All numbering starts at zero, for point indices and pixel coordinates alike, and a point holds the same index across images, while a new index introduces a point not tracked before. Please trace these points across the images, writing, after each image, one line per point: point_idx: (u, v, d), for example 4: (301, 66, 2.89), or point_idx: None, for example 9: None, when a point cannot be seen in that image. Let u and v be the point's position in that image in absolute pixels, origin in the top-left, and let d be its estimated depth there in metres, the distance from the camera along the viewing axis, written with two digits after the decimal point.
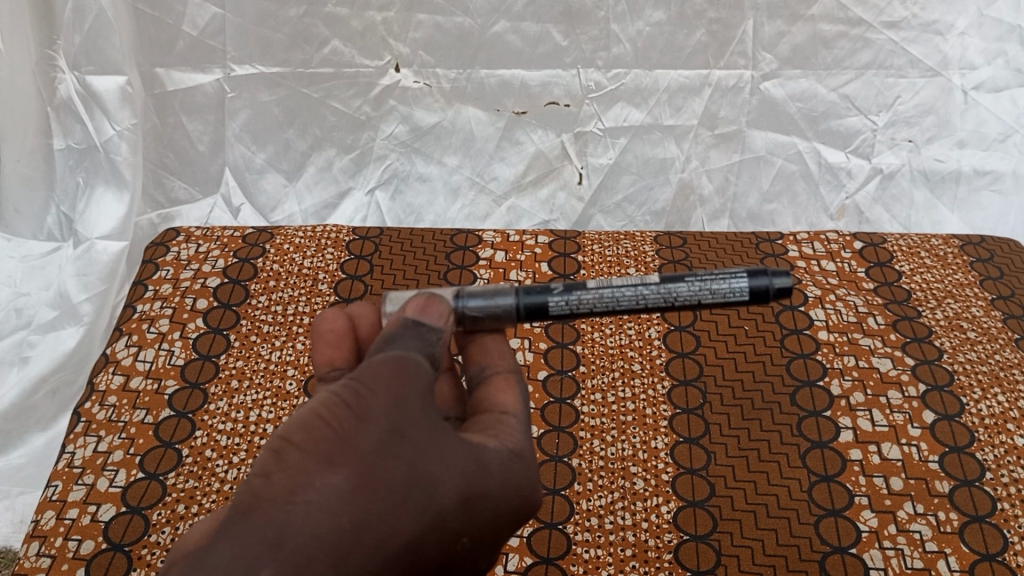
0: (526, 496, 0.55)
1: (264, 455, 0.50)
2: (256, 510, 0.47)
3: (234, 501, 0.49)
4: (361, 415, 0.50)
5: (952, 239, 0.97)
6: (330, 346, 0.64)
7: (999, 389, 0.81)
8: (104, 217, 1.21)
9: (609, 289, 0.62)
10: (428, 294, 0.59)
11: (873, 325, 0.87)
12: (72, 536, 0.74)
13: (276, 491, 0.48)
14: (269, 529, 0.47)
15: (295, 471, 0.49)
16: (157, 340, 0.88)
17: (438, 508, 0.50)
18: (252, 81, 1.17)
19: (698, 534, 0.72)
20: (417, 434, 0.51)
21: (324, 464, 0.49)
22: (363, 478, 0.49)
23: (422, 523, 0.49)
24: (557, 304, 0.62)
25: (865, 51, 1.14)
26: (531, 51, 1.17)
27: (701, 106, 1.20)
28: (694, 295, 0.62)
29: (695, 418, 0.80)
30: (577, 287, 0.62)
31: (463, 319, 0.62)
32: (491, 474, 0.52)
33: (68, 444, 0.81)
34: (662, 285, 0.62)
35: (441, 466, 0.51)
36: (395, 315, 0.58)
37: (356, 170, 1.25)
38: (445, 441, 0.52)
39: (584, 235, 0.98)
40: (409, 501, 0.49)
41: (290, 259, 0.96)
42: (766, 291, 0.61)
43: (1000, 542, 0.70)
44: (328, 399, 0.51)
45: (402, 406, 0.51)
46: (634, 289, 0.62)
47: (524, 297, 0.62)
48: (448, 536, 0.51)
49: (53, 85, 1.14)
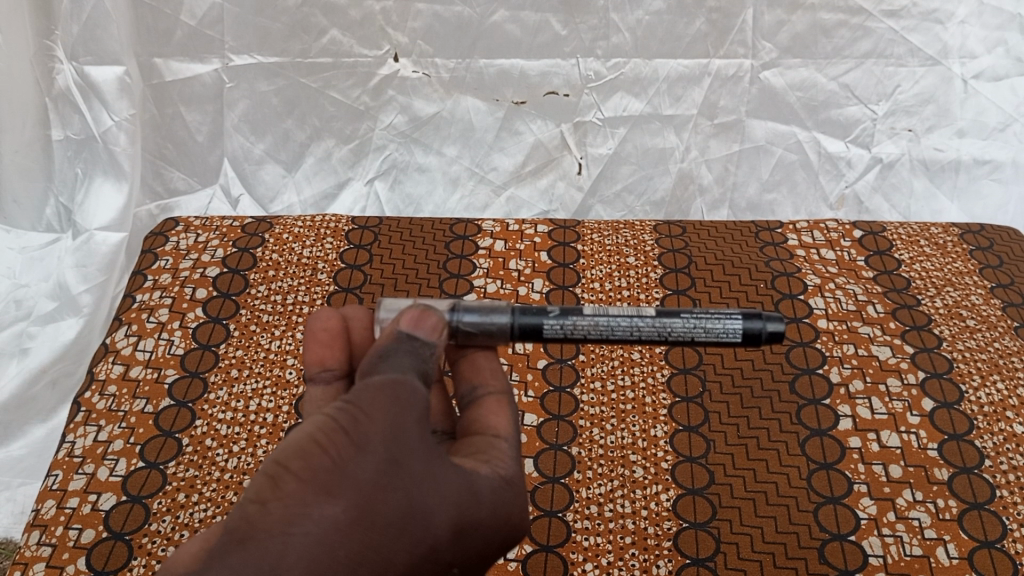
0: (515, 522, 0.55)
1: (257, 479, 0.49)
2: (252, 541, 0.47)
3: (226, 526, 0.48)
4: (360, 443, 0.49)
5: (951, 228, 0.97)
6: (322, 346, 0.65)
7: (998, 376, 0.81)
8: (105, 207, 1.20)
9: (604, 317, 0.63)
10: (421, 306, 0.59)
11: (872, 313, 0.87)
12: (73, 525, 0.74)
13: (272, 521, 0.47)
14: (265, 562, 0.46)
15: (292, 501, 0.48)
16: (156, 330, 0.88)
17: (432, 540, 0.50)
18: (250, 72, 1.17)
19: (697, 522, 0.72)
20: (415, 464, 0.50)
21: (321, 495, 0.48)
22: (361, 510, 0.48)
23: (416, 555, 0.50)
24: (551, 327, 0.63)
25: (865, 40, 1.14)
26: (531, 40, 1.16)
27: (701, 96, 1.19)
28: (688, 331, 0.63)
29: (694, 407, 0.80)
30: (573, 312, 0.63)
31: (457, 333, 0.63)
32: (484, 503, 0.53)
33: (68, 433, 0.81)
34: (657, 319, 0.63)
35: (436, 497, 0.51)
36: (388, 328, 0.57)
37: (355, 160, 1.25)
38: (441, 470, 0.51)
39: (583, 224, 0.98)
40: (404, 534, 0.49)
41: (289, 249, 0.96)
42: (758, 335, 0.63)
43: (999, 529, 0.71)
44: (324, 422, 0.50)
45: (400, 435, 0.50)
46: (629, 319, 0.63)
47: (519, 317, 0.63)
48: (438, 565, 0.51)
49: (51, 75, 1.13)
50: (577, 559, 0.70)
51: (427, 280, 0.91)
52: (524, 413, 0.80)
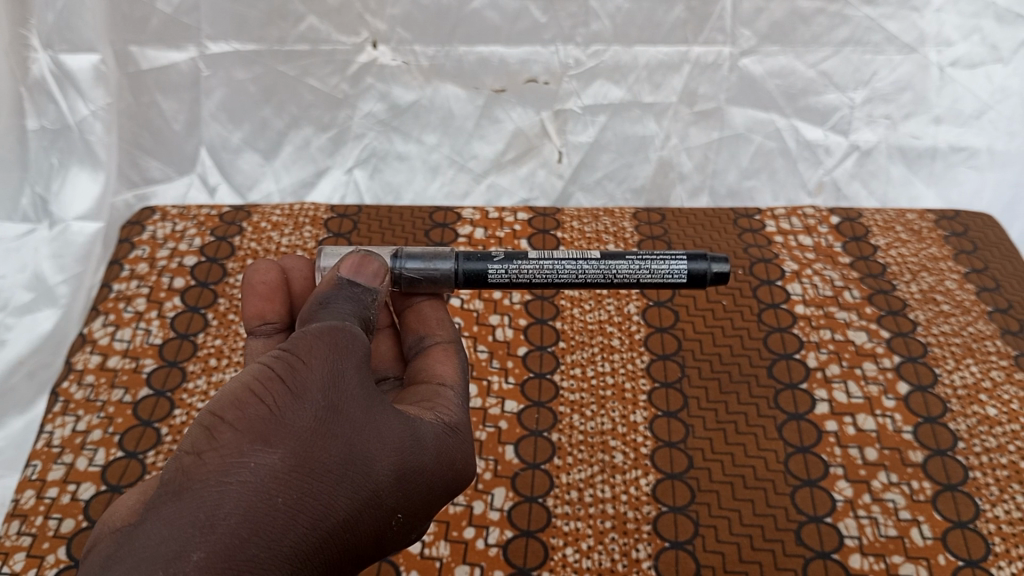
0: (460, 469, 0.57)
1: (193, 431, 0.48)
2: (188, 490, 0.46)
3: (163, 479, 0.47)
4: (296, 391, 0.50)
5: (927, 214, 0.98)
6: (262, 298, 0.65)
7: (971, 360, 0.82)
8: (81, 197, 1.15)
9: (549, 261, 0.66)
10: (362, 252, 0.60)
11: (849, 299, 0.88)
12: (53, 515, 0.74)
13: (207, 471, 0.46)
14: (201, 511, 0.45)
15: (228, 450, 0.47)
16: (134, 320, 0.87)
17: (374, 485, 0.50)
18: (228, 59, 1.17)
19: (675, 506, 0.73)
20: (353, 411, 0.51)
21: (258, 442, 0.48)
22: (299, 457, 0.48)
23: (357, 501, 0.50)
24: (496, 271, 0.66)
25: (843, 27, 1.15)
26: (510, 27, 1.17)
27: (681, 83, 1.20)
28: (633, 274, 0.66)
29: (673, 392, 0.80)
30: (517, 257, 0.66)
31: (400, 280, 0.65)
32: (427, 448, 0.54)
33: (47, 423, 0.80)
34: (602, 261, 0.66)
35: (377, 443, 0.51)
36: (328, 274, 0.58)
37: (334, 148, 1.23)
38: (381, 416, 0.52)
39: (563, 212, 0.98)
40: (345, 480, 0.49)
41: (267, 237, 0.95)
42: (704, 275, 0.66)
43: (972, 510, 0.72)
44: (260, 373, 0.51)
45: (338, 382, 0.51)
46: (575, 263, 0.66)
47: (463, 263, 0.65)
48: (382, 512, 0.51)
49: (26, 64, 1.09)
50: (557, 544, 0.71)
51: None
52: (504, 400, 0.80)
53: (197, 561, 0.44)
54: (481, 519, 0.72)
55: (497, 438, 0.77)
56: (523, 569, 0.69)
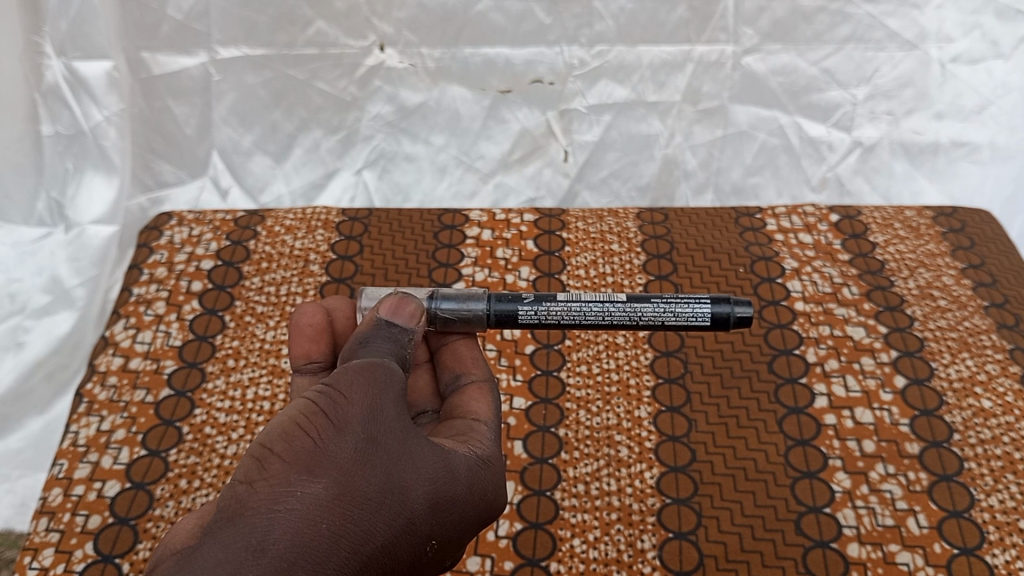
0: (491, 500, 0.59)
1: (245, 462, 0.51)
2: (241, 516, 0.48)
3: (218, 507, 0.50)
4: (339, 424, 0.52)
5: (925, 211, 1.00)
6: (308, 339, 0.68)
7: (967, 354, 0.84)
8: (96, 201, 1.17)
9: (577, 303, 0.68)
10: (400, 294, 0.63)
11: (848, 295, 0.90)
12: (80, 511, 0.77)
13: (258, 499, 0.49)
14: (252, 536, 0.47)
15: (277, 479, 0.50)
16: (154, 323, 0.90)
17: (410, 513, 0.53)
18: (237, 63, 1.18)
19: (679, 498, 0.75)
20: (391, 443, 0.53)
21: (304, 472, 0.50)
22: (341, 486, 0.50)
23: (395, 528, 0.52)
24: (526, 313, 0.68)
25: (844, 25, 1.17)
26: (515, 29, 1.19)
27: (684, 82, 1.22)
28: (658, 316, 0.68)
29: (676, 387, 0.83)
30: (546, 299, 0.68)
31: (435, 320, 0.68)
32: (459, 479, 0.56)
33: (72, 424, 0.83)
34: (628, 304, 0.68)
35: (413, 473, 0.53)
36: (368, 315, 0.61)
37: (343, 150, 1.25)
38: (417, 448, 0.54)
39: (568, 213, 1.01)
40: (383, 508, 0.51)
41: (281, 241, 0.98)
42: (727, 319, 0.68)
43: (966, 499, 0.74)
44: (306, 408, 0.53)
45: (377, 415, 0.53)
46: (601, 305, 0.68)
47: (496, 305, 0.68)
48: (418, 538, 0.53)
49: (40, 72, 1.11)
50: (564, 535, 0.73)
51: (416, 270, 0.94)
52: (513, 397, 0.82)
53: None
54: None
55: (506, 434, 0.80)
56: (533, 560, 0.72)
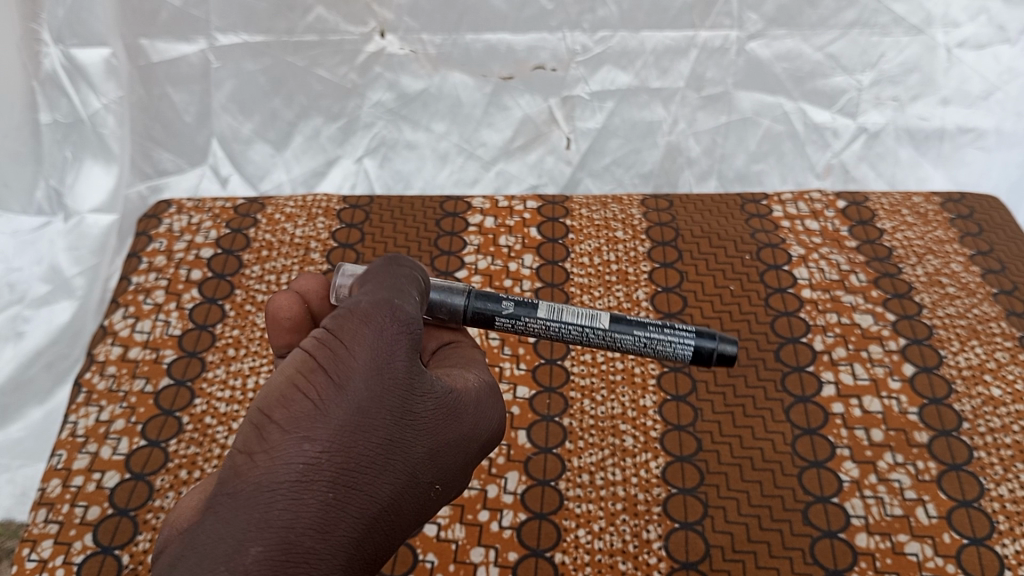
0: (491, 433, 0.59)
1: (244, 429, 0.49)
2: (243, 488, 0.47)
3: (220, 477, 0.49)
4: (339, 383, 0.50)
5: (933, 197, 0.98)
6: (287, 331, 0.66)
7: (976, 341, 0.83)
8: (94, 190, 1.16)
9: (555, 323, 0.62)
10: (390, 256, 0.58)
11: (855, 283, 0.89)
12: (79, 503, 0.76)
13: (259, 471, 0.48)
14: (256, 511, 0.46)
15: (277, 449, 0.48)
16: (153, 312, 0.89)
17: (412, 467, 0.52)
18: (236, 51, 1.16)
19: (685, 488, 0.74)
20: (395, 399, 0.51)
21: (305, 439, 0.48)
22: (343, 450, 0.49)
23: (398, 484, 0.51)
24: (502, 322, 0.63)
25: (850, 10, 1.15)
26: (517, 14, 1.17)
27: (687, 67, 1.20)
28: (637, 347, 0.62)
29: (682, 375, 0.82)
30: (525, 313, 0.62)
31: None
32: (460, 422, 0.55)
33: (71, 413, 0.82)
34: (607, 333, 0.62)
35: (415, 428, 0.52)
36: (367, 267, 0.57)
37: (344, 138, 1.23)
38: (420, 400, 0.53)
39: (572, 200, 0.99)
40: (386, 467, 0.51)
41: (281, 229, 0.97)
42: (709, 355, 0.62)
43: (976, 489, 0.73)
44: (305, 364, 0.51)
45: (380, 369, 0.51)
46: (580, 327, 0.62)
47: (472, 307, 0.63)
48: (421, 489, 0.53)
49: (37, 59, 1.10)
50: (569, 526, 0.73)
51: (418, 257, 0.93)
52: (516, 386, 0.81)
53: (256, 556, 0.45)
54: (495, 503, 0.74)
55: (509, 423, 0.79)
56: (538, 551, 0.71)
